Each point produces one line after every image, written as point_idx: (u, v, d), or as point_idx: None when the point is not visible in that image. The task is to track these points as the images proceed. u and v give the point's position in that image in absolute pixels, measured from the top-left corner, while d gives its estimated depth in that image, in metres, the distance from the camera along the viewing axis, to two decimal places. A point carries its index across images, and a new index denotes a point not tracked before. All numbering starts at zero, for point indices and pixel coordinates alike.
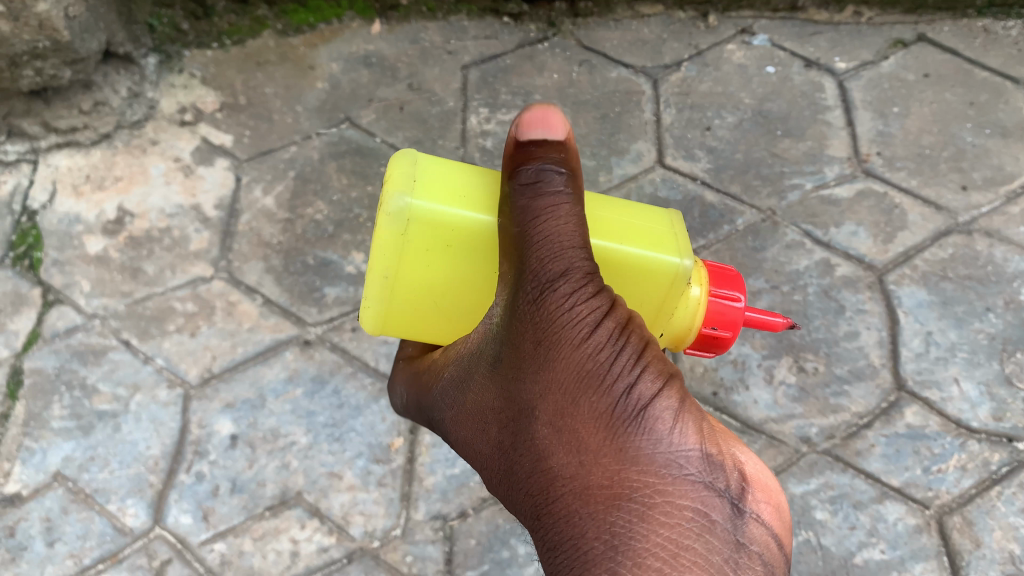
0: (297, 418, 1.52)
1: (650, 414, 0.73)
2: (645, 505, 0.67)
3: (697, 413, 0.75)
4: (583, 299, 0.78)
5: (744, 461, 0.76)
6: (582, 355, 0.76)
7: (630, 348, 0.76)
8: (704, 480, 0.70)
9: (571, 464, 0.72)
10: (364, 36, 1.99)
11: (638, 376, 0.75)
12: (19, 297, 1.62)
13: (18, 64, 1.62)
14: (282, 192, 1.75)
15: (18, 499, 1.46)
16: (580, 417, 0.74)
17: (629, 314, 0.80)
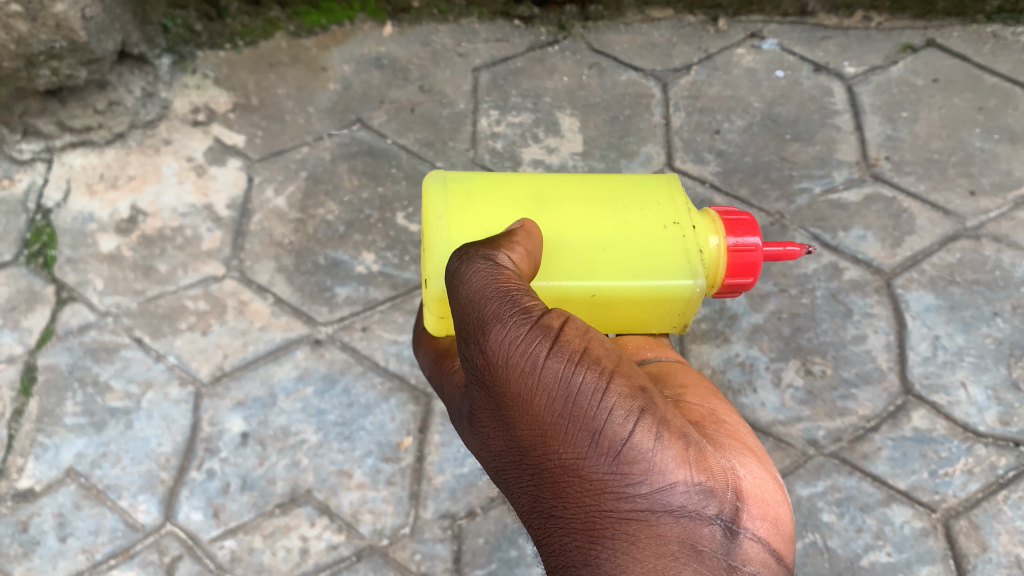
0: (307, 417, 1.53)
1: (626, 456, 0.73)
2: (628, 537, 0.72)
3: (675, 436, 0.76)
4: (533, 343, 0.77)
5: (741, 475, 0.80)
6: (544, 403, 0.76)
7: (594, 384, 0.75)
8: (690, 509, 0.74)
9: (557, 505, 0.75)
10: (376, 38, 2.00)
11: (608, 420, 0.74)
12: (33, 295, 1.64)
13: (34, 64, 1.64)
14: (294, 193, 1.77)
15: (31, 495, 1.47)
16: (557, 466, 0.75)
17: (584, 348, 0.79)
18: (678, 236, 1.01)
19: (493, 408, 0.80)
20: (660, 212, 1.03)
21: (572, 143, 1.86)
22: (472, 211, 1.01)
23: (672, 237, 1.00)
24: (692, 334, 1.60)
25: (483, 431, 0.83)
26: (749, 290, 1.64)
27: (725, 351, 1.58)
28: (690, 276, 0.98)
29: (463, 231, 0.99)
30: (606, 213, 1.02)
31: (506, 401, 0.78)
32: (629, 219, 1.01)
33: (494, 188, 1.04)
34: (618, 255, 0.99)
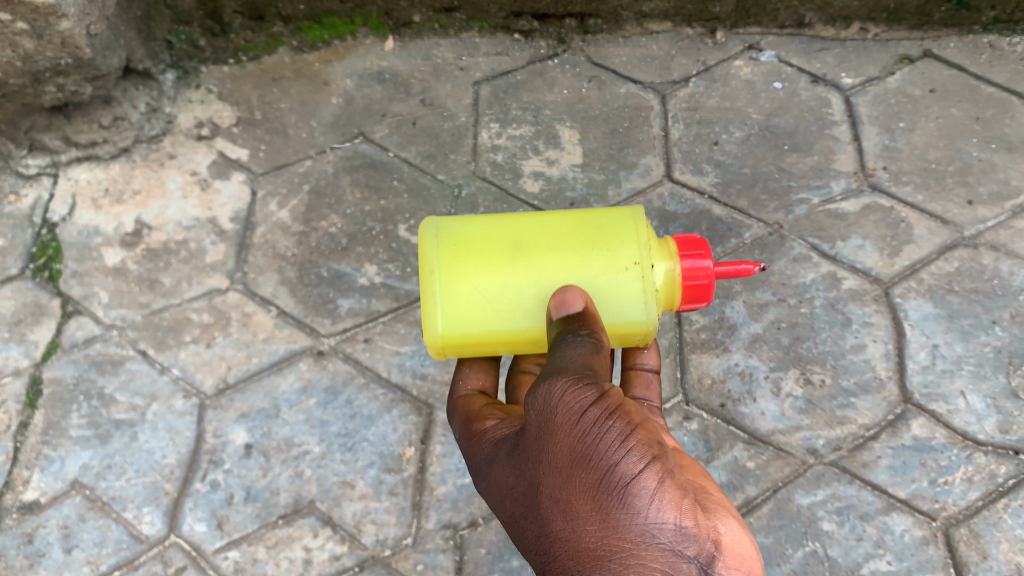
0: (310, 428, 1.54)
1: (637, 492, 0.86)
2: (626, 568, 0.83)
3: (683, 493, 0.89)
4: (581, 387, 0.91)
5: (740, 548, 0.91)
6: (578, 433, 0.89)
7: (623, 429, 0.89)
8: (684, 556, 0.84)
9: (568, 529, 0.86)
10: (378, 53, 2.03)
11: (628, 458, 0.87)
12: (39, 308, 1.66)
13: (40, 80, 1.66)
14: (297, 206, 1.79)
15: (37, 507, 1.48)
16: (575, 491, 0.87)
17: (622, 402, 0.92)
18: (639, 279, 1.06)
19: (532, 435, 0.92)
20: (626, 251, 1.07)
21: (572, 155, 1.88)
22: (457, 258, 1.07)
23: (633, 280, 1.06)
24: (692, 343, 1.61)
25: (518, 459, 0.94)
26: (749, 300, 1.66)
27: (724, 360, 1.59)
28: (645, 317, 1.07)
29: (451, 282, 1.06)
30: (576, 258, 1.06)
31: (547, 428, 0.91)
32: (597, 264, 1.06)
33: (474, 237, 1.09)
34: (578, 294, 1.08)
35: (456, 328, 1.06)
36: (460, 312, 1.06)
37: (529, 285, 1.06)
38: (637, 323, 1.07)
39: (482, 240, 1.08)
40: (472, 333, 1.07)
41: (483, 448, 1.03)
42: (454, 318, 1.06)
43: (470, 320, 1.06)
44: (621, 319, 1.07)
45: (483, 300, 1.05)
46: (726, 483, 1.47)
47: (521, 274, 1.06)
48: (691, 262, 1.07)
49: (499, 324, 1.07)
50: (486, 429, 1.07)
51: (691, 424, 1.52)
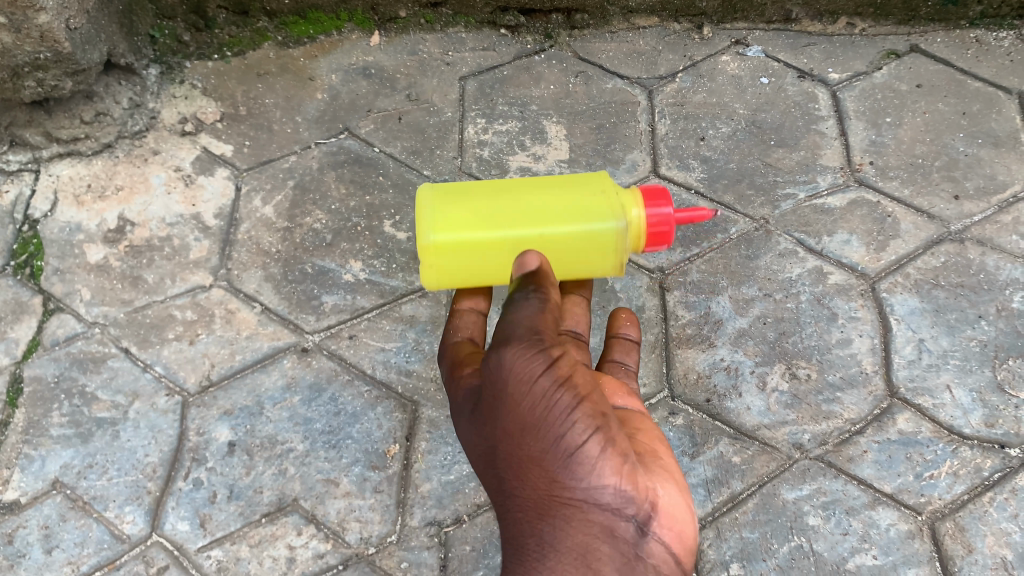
0: (294, 425, 1.53)
1: (577, 454, 0.93)
2: (568, 518, 0.95)
3: (620, 453, 0.97)
4: (536, 360, 0.95)
5: (671, 502, 1.01)
6: (529, 407, 0.94)
7: (570, 402, 0.94)
8: (614, 507, 0.94)
9: (519, 488, 0.98)
10: (363, 48, 2.02)
11: (572, 426, 0.93)
12: (20, 306, 1.63)
13: (19, 75, 1.64)
14: (282, 202, 1.78)
15: (16, 507, 1.45)
16: (528, 458, 0.95)
17: (571, 373, 0.97)
18: (609, 218, 1.13)
19: (496, 409, 0.98)
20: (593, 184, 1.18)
21: (559, 151, 1.87)
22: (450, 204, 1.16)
23: (599, 203, 1.15)
24: (678, 339, 1.61)
25: (481, 421, 1.00)
26: (735, 295, 1.66)
27: (710, 356, 1.59)
28: (614, 224, 1.13)
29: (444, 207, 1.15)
30: (551, 204, 1.15)
31: (506, 401, 0.96)
32: (568, 202, 1.15)
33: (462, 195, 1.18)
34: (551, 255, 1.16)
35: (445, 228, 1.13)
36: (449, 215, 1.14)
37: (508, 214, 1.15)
38: (603, 225, 1.13)
39: (472, 197, 1.18)
40: (461, 215, 1.14)
41: (458, 396, 1.07)
42: (444, 214, 1.13)
43: (459, 217, 1.14)
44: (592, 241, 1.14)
45: (471, 249, 1.14)
46: (712, 479, 1.46)
47: (504, 221, 1.14)
48: (653, 206, 1.12)
49: (482, 233, 1.13)
50: (461, 373, 1.10)
51: (677, 420, 1.52)
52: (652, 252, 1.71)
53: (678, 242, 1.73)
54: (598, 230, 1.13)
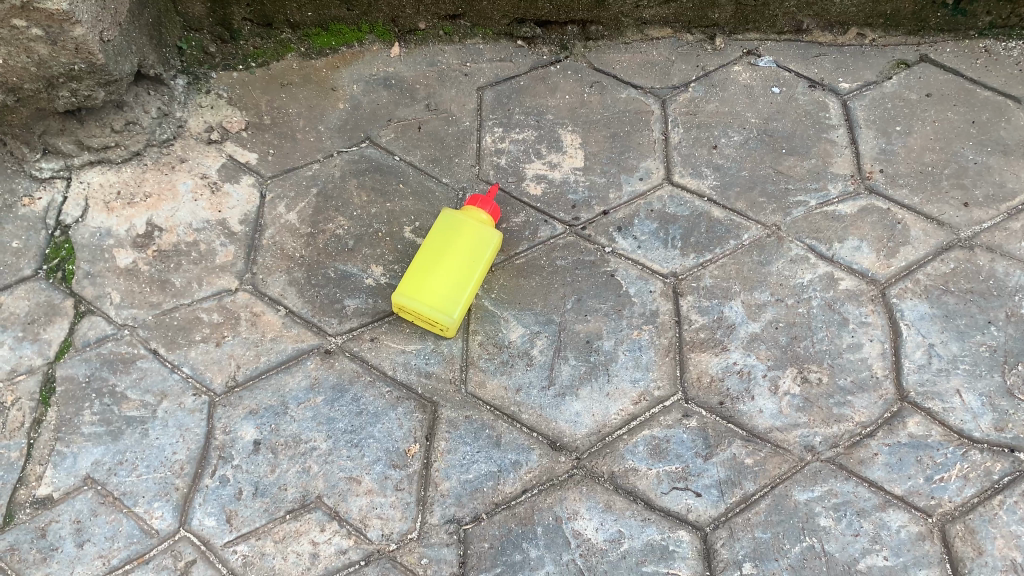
0: (317, 425, 1.57)
1: None
2: None
3: None
4: None
5: None
6: None
7: None
8: None
9: None
10: (384, 59, 2.08)
11: None
12: (52, 308, 1.68)
13: (54, 85, 1.69)
14: (305, 208, 1.83)
15: (49, 502, 1.49)
16: None
17: None
18: (447, 222, 1.66)
19: None
20: (447, 229, 1.66)
21: (574, 159, 1.92)
22: (415, 289, 1.60)
23: (439, 232, 1.66)
24: (691, 343, 1.64)
25: None
26: (747, 300, 1.69)
27: (723, 359, 1.62)
28: (446, 220, 1.67)
29: (418, 292, 1.60)
30: (429, 249, 1.65)
31: None
32: (436, 246, 1.65)
33: (418, 275, 1.62)
34: (464, 255, 1.63)
35: (426, 279, 1.61)
36: (418, 283, 1.61)
37: (425, 255, 1.64)
38: (449, 221, 1.66)
39: (416, 272, 1.63)
40: (422, 280, 1.61)
41: None
42: (414, 288, 1.60)
43: (426, 279, 1.61)
44: (459, 242, 1.64)
45: (446, 277, 1.61)
46: (725, 479, 1.49)
47: (435, 255, 1.63)
48: (483, 209, 1.67)
49: (440, 266, 1.62)
50: None
51: (690, 422, 1.56)
52: (665, 258, 1.75)
53: (691, 248, 1.77)
54: (472, 231, 1.64)
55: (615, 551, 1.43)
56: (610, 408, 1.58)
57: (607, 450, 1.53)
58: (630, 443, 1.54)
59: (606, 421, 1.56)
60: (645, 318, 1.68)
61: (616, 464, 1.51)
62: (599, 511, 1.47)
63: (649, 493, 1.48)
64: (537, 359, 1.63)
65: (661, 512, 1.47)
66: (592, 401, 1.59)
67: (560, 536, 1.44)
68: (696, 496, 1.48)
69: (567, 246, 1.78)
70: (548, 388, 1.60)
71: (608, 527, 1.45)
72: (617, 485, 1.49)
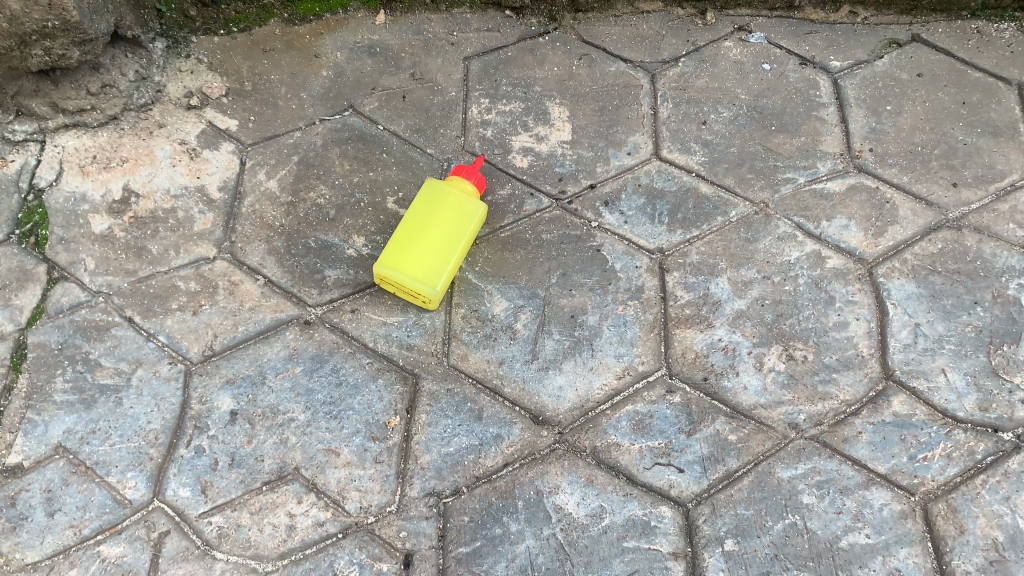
0: (296, 396, 1.55)
1: None
2: None
3: None
4: None
5: None
6: None
7: None
8: None
9: None
10: (369, 26, 2.04)
11: None
12: (24, 274, 1.64)
13: (27, 43, 1.63)
14: (286, 177, 1.80)
15: (19, 471, 1.45)
16: None
17: None
18: (431, 192, 1.63)
19: None
20: (431, 199, 1.63)
21: (562, 132, 1.89)
22: (398, 259, 1.57)
23: (423, 202, 1.63)
24: (676, 319, 1.63)
25: None
26: (733, 276, 1.68)
27: (708, 336, 1.61)
28: (430, 190, 1.63)
29: (401, 263, 1.57)
30: (412, 219, 1.61)
31: None
32: (419, 216, 1.61)
33: (401, 246, 1.59)
34: (448, 226, 1.60)
35: (409, 249, 1.58)
36: (401, 254, 1.58)
37: (408, 225, 1.61)
38: (433, 191, 1.63)
39: (398, 242, 1.59)
40: (405, 251, 1.58)
41: None
42: (396, 258, 1.57)
43: (409, 249, 1.58)
44: (443, 213, 1.61)
45: (429, 248, 1.58)
46: (709, 456, 1.48)
47: (418, 225, 1.60)
48: (468, 179, 1.63)
49: (424, 237, 1.59)
50: None
51: (674, 398, 1.54)
52: (652, 233, 1.73)
53: (678, 224, 1.75)
54: (457, 202, 1.61)
55: (597, 526, 1.41)
56: (593, 383, 1.56)
57: (590, 425, 1.51)
58: (614, 418, 1.52)
59: (589, 396, 1.55)
60: (631, 293, 1.66)
61: (599, 439, 1.50)
62: (581, 486, 1.45)
63: (632, 468, 1.47)
64: (520, 333, 1.61)
65: (644, 488, 1.45)
66: (575, 376, 1.57)
67: (541, 510, 1.43)
68: (679, 472, 1.47)
69: (553, 220, 1.75)
70: (531, 362, 1.58)
71: (590, 502, 1.44)
72: (600, 459, 1.48)
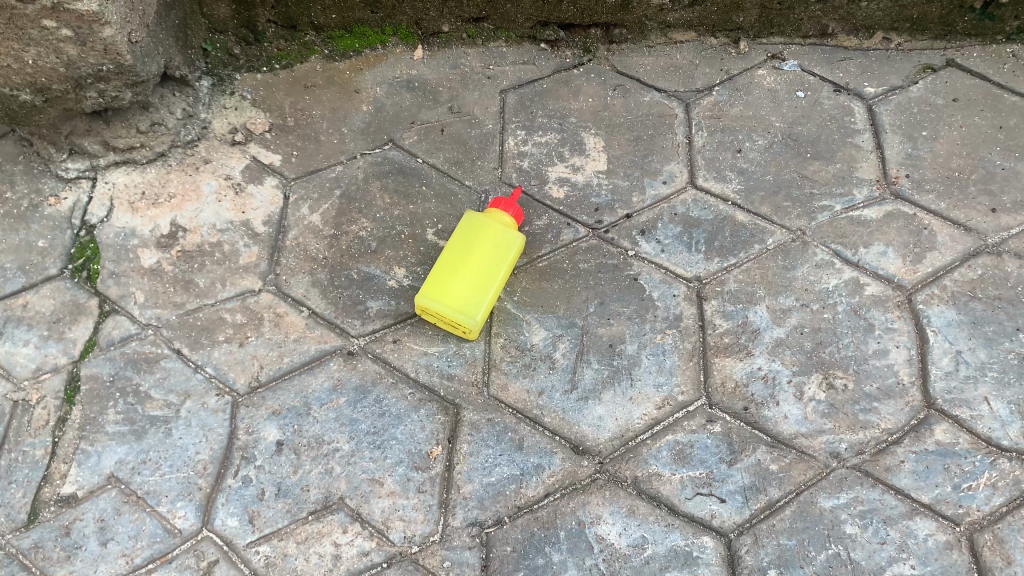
0: (340, 426, 1.57)
1: None
2: None
3: None
4: None
5: None
6: None
7: None
8: None
9: None
10: (407, 62, 2.08)
11: None
12: (78, 308, 1.70)
13: (82, 86, 1.70)
14: (328, 210, 1.84)
15: (73, 500, 1.49)
16: None
17: None
18: (470, 223, 1.66)
19: None
20: (470, 231, 1.66)
21: (597, 162, 1.91)
22: (438, 291, 1.60)
23: (462, 233, 1.66)
24: (715, 348, 1.63)
25: None
26: (771, 304, 1.68)
27: (748, 364, 1.61)
28: (469, 221, 1.67)
29: (441, 294, 1.60)
30: (451, 251, 1.65)
31: None
32: (459, 248, 1.65)
33: (441, 277, 1.62)
34: (486, 257, 1.62)
35: (449, 280, 1.61)
36: (441, 285, 1.61)
37: (448, 257, 1.64)
38: (472, 222, 1.66)
39: (439, 273, 1.62)
40: (445, 282, 1.61)
41: None
42: (436, 289, 1.60)
43: (449, 281, 1.61)
44: (482, 244, 1.64)
45: (469, 279, 1.61)
46: (750, 486, 1.48)
47: (457, 257, 1.63)
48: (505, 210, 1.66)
49: (462, 268, 1.62)
50: None
51: (715, 427, 1.54)
52: (689, 262, 1.75)
53: (715, 252, 1.76)
54: (495, 233, 1.64)
55: (639, 557, 1.42)
56: (633, 413, 1.57)
57: (630, 455, 1.52)
58: (654, 448, 1.53)
59: (629, 426, 1.56)
60: (669, 322, 1.67)
61: (639, 469, 1.51)
62: (622, 516, 1.46)
63: (673, 499, 1.48)
64: (559, 363, 1.63)
65: (685, 518, 1.46)
66: (615, 405, 1.58)
67: (582, 541, 1.44)
68: (720, 502, 1.47)
69: (590, 249, 1.77)
70: (571, 391, 1.60)
71: (631, 532, 1.44)
72: (641, 490, 1.49)
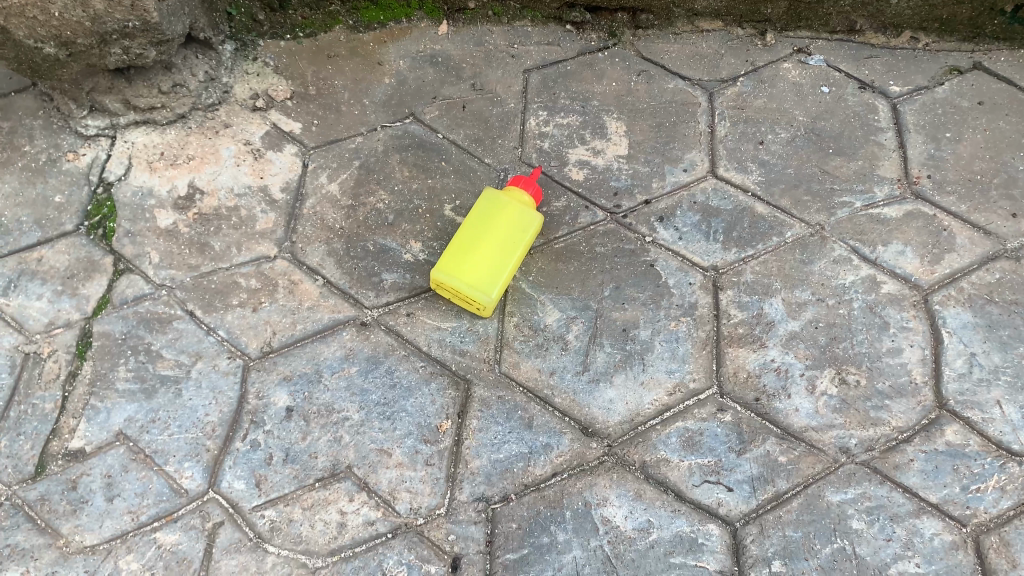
0: (351, 395, 1.57)
1: None
2: None
3: None
4: None
5: None
6: None
7: None
8: None
9: None
10: (431, 36, 2.07)
11: None
12: (92, 265, 1.69)
13: (107, 42, 1.68)
14: (346, 180, 1.83)
15: (81, 455, 1.50)
16: None
17: None
18: (489, 201, 1.66)
19: None
20: (488, 208, 1.65)
21: (618, 147, 1.90)
22: (454, 266, 1.60)
23: (480, 210, 1.66)
24: (729, 337, 1.63)
25: None
26: (787, 298, 1.68)
27: (761, 356, 1.61)
28: (488, 199, 1.66)
29: (458, 270, 1.59)
30: (469, 228, 1.64)
31: None
32: (476, 225, 1.64)
33: (458, 253, 1.61)
34: (504, 236, 1.62)
35: (466, 257, 1.61)
36: (457, 261, 1.60)
37: (465, 233, 1.64)
38: (491, 200, 1.66)
39: (456, 249, 1.62)
40: (461, 258, 1.60)
41: None
42: (453, 265, 1.60)
43: (465, 257, 1.60)
44: (500, 222, 1.63)
45: (486, 256, 1.60)
46: (758, 476, 1.48)
47: (475, 234, 1.63)
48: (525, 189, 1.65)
49: (480, 245, 1.61)
50: None
51: (725, 416, 1.54)
52: (706, 251, 1.74)
53: (733, 242, 1.75)
54: (513, 211, 1.63)
55: (644, 540, 1.42)
56: (644, 398, 1.57)
57: (639, 439, 1.52)
58: (663, 434, 1.53)
59: (639, 410, 1.56)
60: (684, 310, 1.67)
61: (648, 453, 1.51)
62: (629, 500, 1.46)
63: (680, 485, 1.48)
64: (572, 344, 1.63)
65: (692, 505, 1.46)
66: (625, 389, 1.58)
67: (588, 522, 1.44)
68: (727, 490, 1.47)
69: (607, 233, 1.77)
70: (583, 373, 1.60)
71: (637, 516, 1.45)
72: (648, 474, 1.49)
